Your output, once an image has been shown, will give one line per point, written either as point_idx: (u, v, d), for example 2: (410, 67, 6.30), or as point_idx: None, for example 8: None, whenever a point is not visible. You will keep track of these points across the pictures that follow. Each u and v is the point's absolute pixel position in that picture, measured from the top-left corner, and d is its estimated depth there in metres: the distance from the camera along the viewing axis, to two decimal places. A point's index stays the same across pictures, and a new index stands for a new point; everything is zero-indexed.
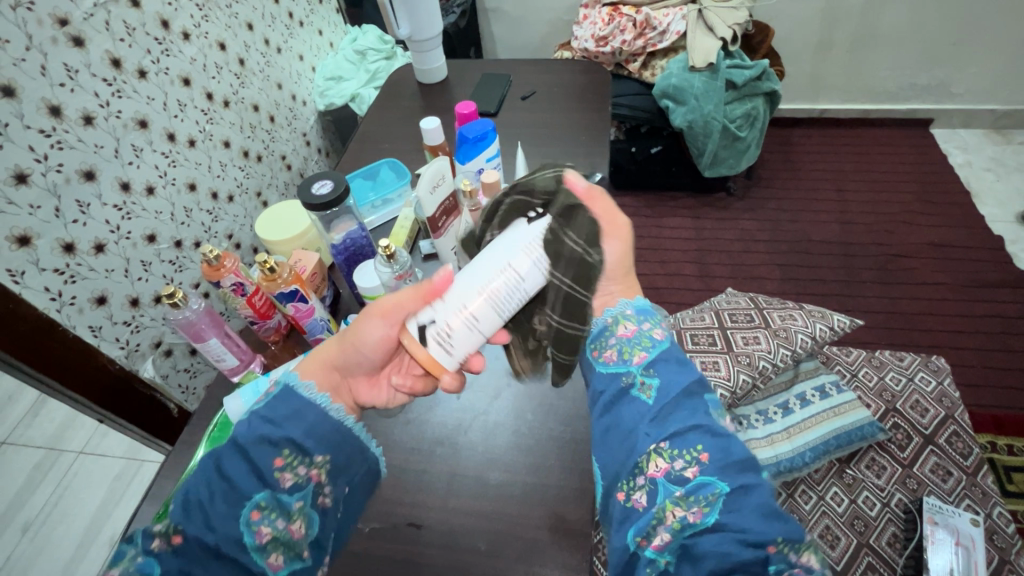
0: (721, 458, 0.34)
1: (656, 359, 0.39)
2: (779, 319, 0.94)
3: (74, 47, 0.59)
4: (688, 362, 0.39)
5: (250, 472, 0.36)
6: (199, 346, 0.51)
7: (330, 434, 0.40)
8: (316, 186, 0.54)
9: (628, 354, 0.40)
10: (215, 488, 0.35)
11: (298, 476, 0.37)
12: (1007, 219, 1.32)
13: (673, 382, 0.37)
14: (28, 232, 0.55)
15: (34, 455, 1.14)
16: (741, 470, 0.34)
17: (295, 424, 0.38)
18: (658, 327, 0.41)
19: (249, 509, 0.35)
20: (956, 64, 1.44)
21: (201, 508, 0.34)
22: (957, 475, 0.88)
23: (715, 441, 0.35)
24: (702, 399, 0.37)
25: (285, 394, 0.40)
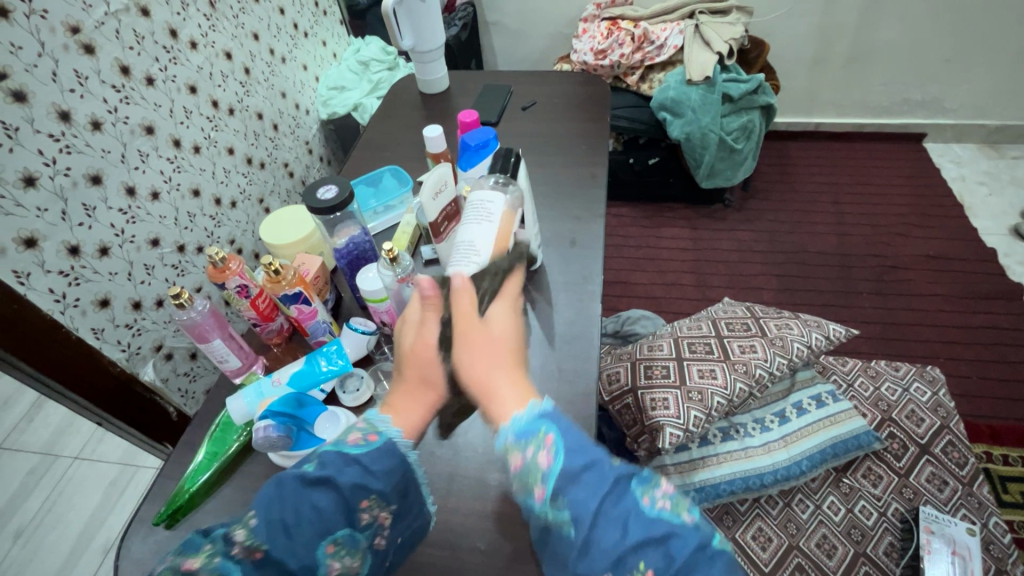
0: (664, 568, 0.34)
1: (562, 486, 0.36)
2: (775, 327, 0.95)
3: (84, 54, 0.60)
4: (590, 472, 0.36)
5: (339, 510, 0.37)
6: (202, 346, 0.52)
7: (408, 487, 0.41)
8: (320, 191, 0.55)
9: (529, 488, 0.37)
10: (303, 514, 0.36)
11: (371, 519, 0.38)
12: (999, 232, 1.34)
13: (583, 509, 0.35)
14: (35, 234, 0.56)
15: (29, 460, 1.13)
16: (690, 568, 0.34)
17: (387, 477, 0.39)
18: (545, 449, 0.37)
19: (327, 542, 0.36)
20: (948, 79, 1.47)
21: (285, 534, 0.35)
22: (953, 484, 0.89)
23: (655, 550, 0.34)
24: (623, 510, 0.35)
25: (384, 448, 0.39)
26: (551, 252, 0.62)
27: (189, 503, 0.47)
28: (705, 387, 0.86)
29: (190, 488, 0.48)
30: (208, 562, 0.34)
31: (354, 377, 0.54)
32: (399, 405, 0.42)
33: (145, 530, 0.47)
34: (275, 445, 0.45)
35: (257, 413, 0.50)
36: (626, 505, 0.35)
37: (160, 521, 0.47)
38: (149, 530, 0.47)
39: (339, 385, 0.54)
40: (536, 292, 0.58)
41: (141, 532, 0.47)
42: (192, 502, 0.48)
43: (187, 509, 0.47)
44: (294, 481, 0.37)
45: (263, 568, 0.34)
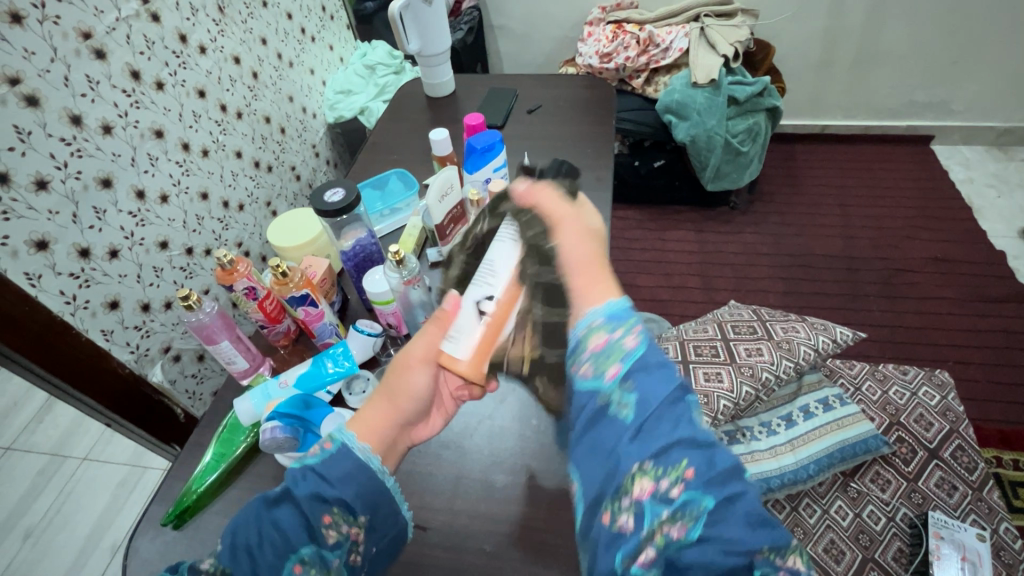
0: (706, 472, 0.32)
1: (635, 371, 0.35)
2: (782, 330, 0.95)
3: (96, 59, 0.61)
4: (662, 368, 0.35)
5: (299, 527, 0.35)
6: (209, 347, 0.52)
7: (376, 494, 0.38)
8: (327, 193, 0.55)
9: (601, 366, 0.36)
10: (263, 534, 0.36)
11: (340, 534, 0.36)
12: (1009, 234, 1.32)
13: (654, 393, 0.34)
14: (46, 237, 0.56)
15: (39, 461, 1.14)
16: (726, 479, 0.32)
17: (346, 484, 0.37)
18: (630, 333, 0.36)
19: (292, 562, 0.35)
20: (955, 82, 1.46)
21: (249, 556, 0.35)
22: (963, 489, 0.88)
23: (702, 453, 0.32)
24: (683, 409, 0.34)
25: (337, 453, 0.38)
26: None
27: (197, 503, 0.48)
28: (711, 390, 0.85)
29: (196, 489, 0.48)
30: None
31: (360, 379, 0.54)
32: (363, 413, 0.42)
33: (153, 530, 0.48)
34: (281, 447, 0.46)
35: (263, 415, 0.50)
36: (684, 406, 0.34)
37: (168, 522, 0.47)
38: (157, 531, 0.48)
39: (345, 387, 0.53)
40: None
41: (149, 533, 0.47)
42: (199, 503, 0.48)
43: (195, 509, 0.48)
44: (257, 505, 0.37)
45: None
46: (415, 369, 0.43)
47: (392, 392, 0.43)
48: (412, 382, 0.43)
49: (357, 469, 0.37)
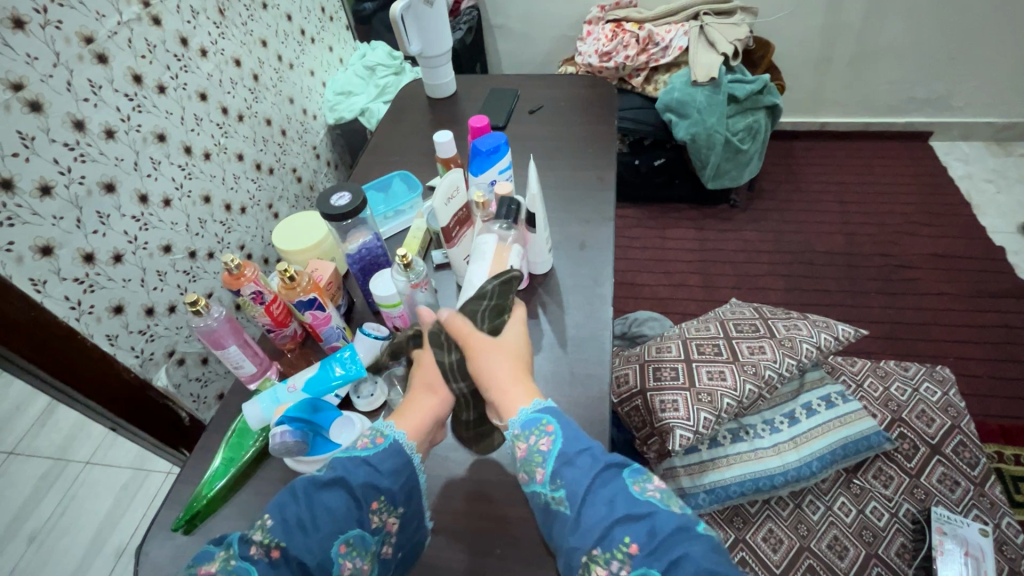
0: (646, 543, 0.36)
1: (561, 466, 0.39)
2: (784, 328, 0.96)
3: (98, 64, 0.61)
4: (584, 455, 0.40)
5: (350, 509, 0.39)
6: (218, 352, 0.52)
7: (415, 493, 0.43)
8: (334, 197, 0.55)
9: (533, 473, 0.41)
10: (315, 513, 0.38)
11: (381, 521, 0.40)
12: (1009, 230, 1.33)
13: (575, 487, 0.38)
14: (51, 242, 0.56)
15: (41, 466, 1.13)
16: (669, 544, 0.36)
17: (394, 478, 0.41)
18: (545, 436, 0.40)
19: (339, 542, 0.38)
20: (954, 78, 1.46)
21: (301, 531, 0.37)
22: (965, 485, 0.89)
23: (638, 527, 0.36)
24: (611, 490, 0.38)
25: (388, 449, 0.42)
26: (561, 254, 0.62)
27: (207, 508, 0.48)
28: (715, 389, 0.86)
29: (207, 493, 0.48)
30: (224, 565, 0.36)
31: (367, 383, 0.55)
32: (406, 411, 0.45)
33: (163, 535, 0.48)
34: (291, 451, 0.46)
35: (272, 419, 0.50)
36: (616, 485, 0.39)
37: (178, 526, 0.47)
38: (168, 535, 0.48)
39: (353, 390, 0.54)
40: (545, 294, 0.58)
41: (160, 537, 0.47)
42: (209, 508, 0.48)
43: (205, 514, 0.48)
44: (307, 484, 0.39)
45: (279, 566, 0.36)
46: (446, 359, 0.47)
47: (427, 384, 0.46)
48: (445, 373, 0.46)
49: (405, 465, 0.41)
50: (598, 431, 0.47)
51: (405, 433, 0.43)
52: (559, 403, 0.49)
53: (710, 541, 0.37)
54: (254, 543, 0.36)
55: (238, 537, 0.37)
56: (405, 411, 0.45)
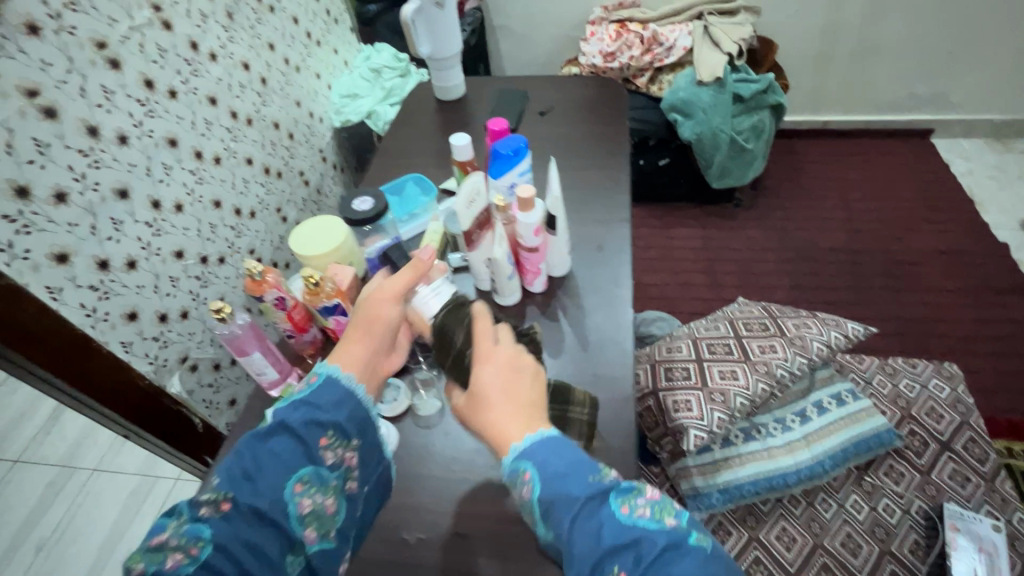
0: (636, 570, 0.34)
1: (548, 509, 0.37)
2: (794, 327, 0.96)
3: (111, 69, 0.60)
4: (568, 493, 0.36)
5: (298, 451, 0.39)
6: (241, 359, 0.52)
7: (366, 424, 0.43)
8: (355, 203, 0.58)
9: (527, 515, 0.38)
10: (263, 462, 0.39)
11: (336, 456, 0.41)
12: (1011, 226, 1.34)
13: (563, 528, 0.36)
14: (66, 249, 0.56)
15: (47, 473, 1.13)
16: (657, 566, 0.34)
17: (338, 410, 0.41)
18: (526, 484, 0.37)
19: (293, 481, 0.39)
20: (955, 76, 1.47)
21: (252, 478, 0.38)
22: (975, 481, 0.90)
23: (627, 555, 0.34)
24: (598, 521, 0.36)
25: (325, 384, 0.42)
26: (579, 256, 0.61)
27: None
28: (727, 388, 0.86)
29: None
30: (177, 529, 0.37)
31: (391, 389, 0.57)
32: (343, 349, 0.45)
33: None
34: None
35: None
36: (601, 512, 0.36)
37: None
38: None
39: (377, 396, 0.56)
40: (565, 297, 0.57)
41: None
42: None
43: None
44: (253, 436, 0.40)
45: (233, 517, 0.37)
46: (390, 302, 0.46)
47: (369, 323, 0.45)
48: (387, 314, 0.46)
49: (346, 396, 0.42)
50: (624, 434, 0.47)
51: (341, 368, 0.43)
52: None
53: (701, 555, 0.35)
54: (202, 502, 0.37)
55: (186, 504, 0.38)
56: (342, 348, 0.44)
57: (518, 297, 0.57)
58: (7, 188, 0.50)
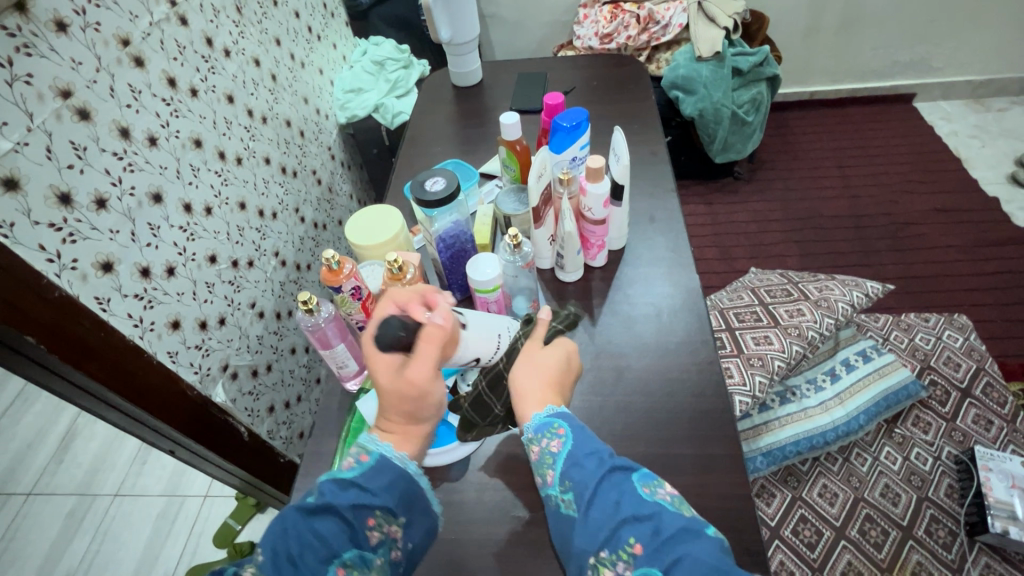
0: (651, 542, 0.34)
1: (571, 465, 0.38)
2: (816, 290, 0.98)
3: (136, 67, 0.57)
4: (594, 456, 0.39)
5: (344, 533, 0.36)
6: (325, 352, 0.54)
7: (413, 499, 0.40)
8: (428, 182, 0.54)
9: (544, 475, 0.40)
10: (306, 543, 0.35)
11: (382, 534, 0.38)
12: (999, 181, 1.40)
13: (583, 485, 0.37)
14: (110, 258, 0.53)
15: (65, 503, 1.08)
16: (673, 543, 0.34)
17: (387, 492, 0.38)
18: (557, 438, 0.40)
19: (336, 565, 0.35)
20: (934, 40, 1.52)
21: (292, 565, 0.34)
22: (998, 423, 0.94)
23: (643, 525, 0.35)
24: (618, 488, 0.37)
25: (377, 465, 0.39)
26: (636, 233, 0.64)
27: None
28: (764, 353, 0.86)
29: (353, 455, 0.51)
30: None
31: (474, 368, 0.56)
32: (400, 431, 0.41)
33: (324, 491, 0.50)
34: None
35: None
36: (621, 482, 0.37)
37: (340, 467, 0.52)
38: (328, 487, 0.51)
39: (459, 376, 0.56)
40: (627, 268, 0.60)
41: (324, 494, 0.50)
42: None
43: None
44: (293, 514, 0.36)
45: None
46: (428, 388, 0.40)
47: (411, 410, 0.40)
48: (428, 399, 0.40)
49: (398, 477, 0.39)
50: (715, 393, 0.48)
51: (394, 447, 0.41)
52: (671, 369, 0.52)
53: (718, 546, 0.34)
54: None
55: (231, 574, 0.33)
56: (391, 427, 0.42)
57: (580, 273, 0.59)
58: (51, 194, 0.48)
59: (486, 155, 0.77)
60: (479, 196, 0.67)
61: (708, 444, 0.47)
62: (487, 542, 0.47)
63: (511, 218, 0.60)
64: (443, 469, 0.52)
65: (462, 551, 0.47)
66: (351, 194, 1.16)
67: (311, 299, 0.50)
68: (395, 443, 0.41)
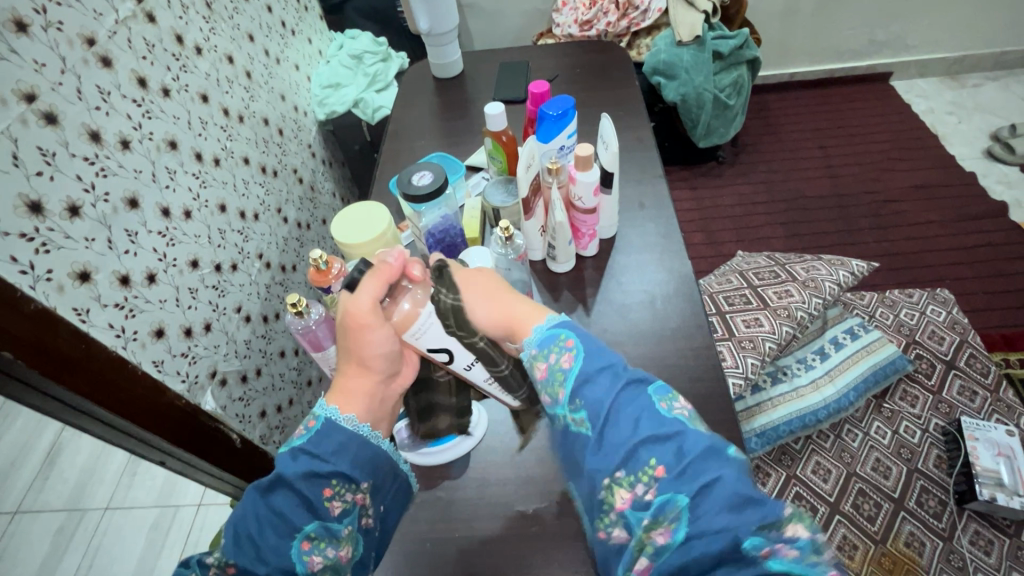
0: (675, 465, 0.33)
1: (583, 385, 0.38)
2: (803, 270, 0.99)
3: (103, 67, 0.55)
4: (607, 378, 0.37)
5: (299, 506, 0.37)
6: (317, 355, 0.55)
7: (374, 460, 0.40)
8: (415, 176, 0.53)
9: (552, 393, 0.39)
10: (265, 521, 0.36)
11: (345, 502, 0.38)
12: (975, 156, 1.43)
13: (599, 404, 0.36)
14: (88, 267, 0.51)
15: (54, 519, 1.07)
16: (696, 467, 0.33)
17: (340, 457, 0.38)
18: (565, 352, 0.39)
19: (299, 540, 0.36)
20: (910, 18, 1.54)
21: (254, 544, 0.36)
22: (982, 393, 0.96)
23: (662, 447, 0.34)
24: (635, 410, 0.36)
25: (323, 429, 0.39)
26: (626, 219, 0.63)
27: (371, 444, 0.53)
28: (755, 335, 0.87)
29: None
30: None
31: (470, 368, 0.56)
32: (347, 388, 0.40)
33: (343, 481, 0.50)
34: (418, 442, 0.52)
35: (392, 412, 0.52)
36: (636, 399, 0.36)
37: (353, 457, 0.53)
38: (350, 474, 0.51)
39: None
40: (618, 255, 0.60)
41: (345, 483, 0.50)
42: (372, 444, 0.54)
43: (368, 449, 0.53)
44: (251, 495, 0.38)
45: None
46: (368, 325, 0.38)
47: (354, 351, 0.39)
48: (369, 340, 0.38)
49: (347, 440, 0.38)
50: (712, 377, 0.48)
51: (340, 410, 0.40)
52: (667, 355, 0.52)
53: (739, 466, 0.34)
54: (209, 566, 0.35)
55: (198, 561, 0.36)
56: (338, 388, 0.41)
57: (572, 263, 0.59)
58: (20, 203, 0.46)
59: (470, 146, 0.76)
60: (466, 188, 0.66)
61: (709, 428, 0.47)
62: (492, 537, 0.47)
63: (500, 210, 0.59)
64: (444, 467, 0.51)
65: (469, 547, 0.47)
66: (334, 192, 1.14)
67: (302, 301, 0.51)
68: (341, 405, 0.40)
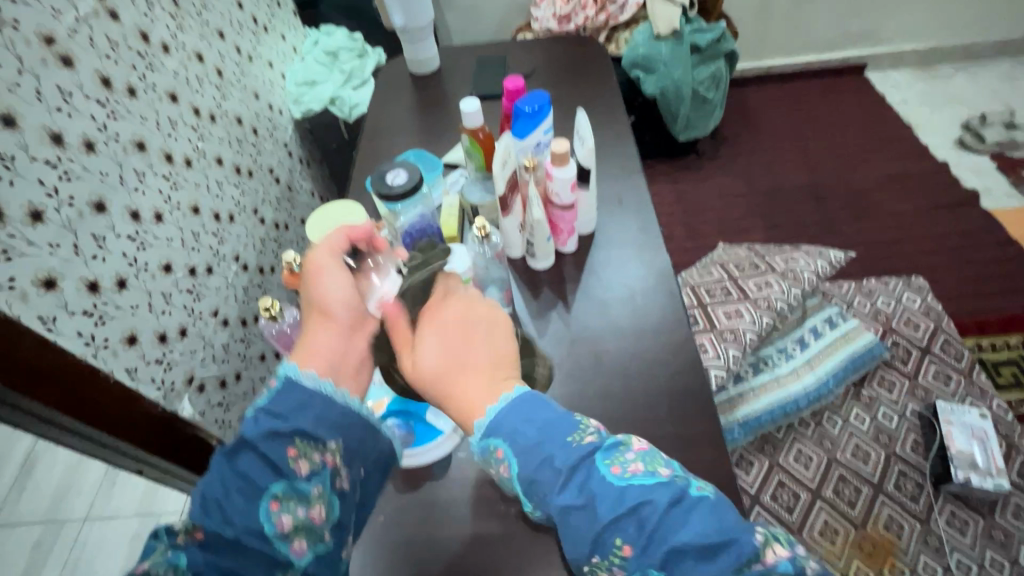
0: (639, 541, 0.32)
1: (532, 482, 0.36)
2: (782, 261, 1.00)
3: (63, 66, 0.53)
4: (549, 452, 0.36)
5: (264, 465, 0.35)
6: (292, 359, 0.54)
7: (346, 420, 0.38)
8: (391, 176, 0.53)
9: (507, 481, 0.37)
10: (229, 483, 0.35)
11: (313, 462, 0.36)
12: (947, 146, 1.46)
13: (550, 500, 0.35)
14: (52, 274, 0.50)
15: (31, 532, 1.04)
16: (659, 535, 0.32)
17: (301, 415, 0.37)
18: (502, 463, 0.37)
19: (266, 500, 0.35)
20: (882, 11, 1.56)
21: (219, 507, 0.35)
22: (956, 376, 0.98)
23: (627, 525, 0.33)
24: (583, 483, 0.35)
25: (284, 387, 0.38)
26: (604, 215, 0.64)
27: None
28: (736, 327, 0.87)
29: None
30: (159, 559, 0.32)
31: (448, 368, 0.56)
32: (308, 340, 0.41)
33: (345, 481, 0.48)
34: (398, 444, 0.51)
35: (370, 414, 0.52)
36: (588, 475, 0.35)
37: None
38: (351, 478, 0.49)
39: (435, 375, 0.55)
40: (598, 250, 0.60)
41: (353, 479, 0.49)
42: None
43: None
44: (217, 461, 0.36)
45: (211, 547, 0.34)
46: (329, 271, 0.42)
47: (318, 309, 0.42)
48: (327, 284, 0.42)
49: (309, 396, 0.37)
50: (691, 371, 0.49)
51: (300, 365, 0.39)
52: (646, 349, 0.52)
53: (706, 508, 0.33)
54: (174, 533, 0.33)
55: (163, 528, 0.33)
56: (301, 345, 0.41)
57: (551, 260, 0.59)
58: None
59: (448, 143, 0.75)
60: (444, 185, 0.65)
61: (689, 422, 0.47)
62: (477, 537, 0.47)
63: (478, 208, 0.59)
64: (426, 469, 0.51)
65: (452, 548, 0.47)
66: (313, 191, 1.13)
67: (274, 305, 0.50)
68: (301, 362, 0.39)
